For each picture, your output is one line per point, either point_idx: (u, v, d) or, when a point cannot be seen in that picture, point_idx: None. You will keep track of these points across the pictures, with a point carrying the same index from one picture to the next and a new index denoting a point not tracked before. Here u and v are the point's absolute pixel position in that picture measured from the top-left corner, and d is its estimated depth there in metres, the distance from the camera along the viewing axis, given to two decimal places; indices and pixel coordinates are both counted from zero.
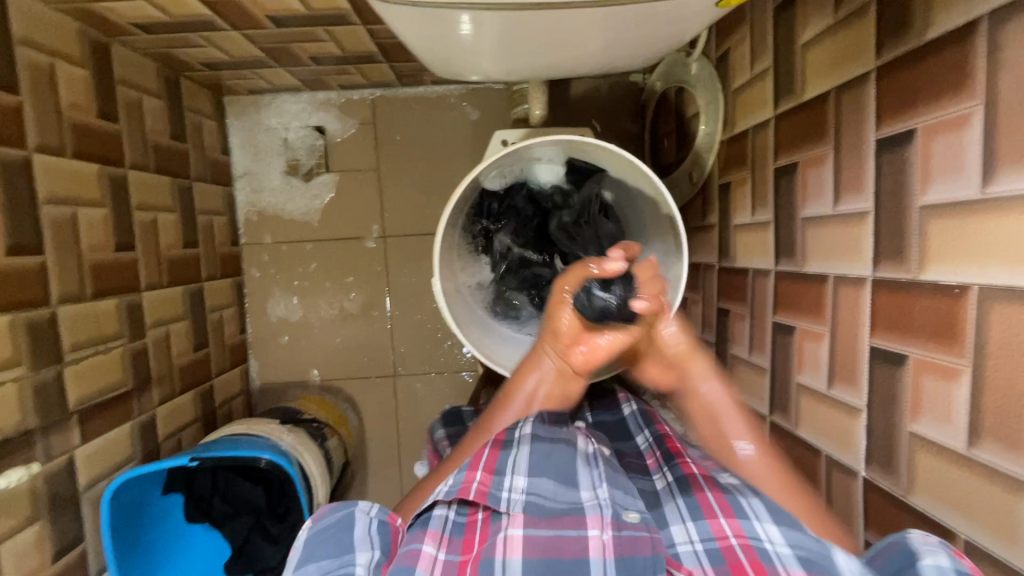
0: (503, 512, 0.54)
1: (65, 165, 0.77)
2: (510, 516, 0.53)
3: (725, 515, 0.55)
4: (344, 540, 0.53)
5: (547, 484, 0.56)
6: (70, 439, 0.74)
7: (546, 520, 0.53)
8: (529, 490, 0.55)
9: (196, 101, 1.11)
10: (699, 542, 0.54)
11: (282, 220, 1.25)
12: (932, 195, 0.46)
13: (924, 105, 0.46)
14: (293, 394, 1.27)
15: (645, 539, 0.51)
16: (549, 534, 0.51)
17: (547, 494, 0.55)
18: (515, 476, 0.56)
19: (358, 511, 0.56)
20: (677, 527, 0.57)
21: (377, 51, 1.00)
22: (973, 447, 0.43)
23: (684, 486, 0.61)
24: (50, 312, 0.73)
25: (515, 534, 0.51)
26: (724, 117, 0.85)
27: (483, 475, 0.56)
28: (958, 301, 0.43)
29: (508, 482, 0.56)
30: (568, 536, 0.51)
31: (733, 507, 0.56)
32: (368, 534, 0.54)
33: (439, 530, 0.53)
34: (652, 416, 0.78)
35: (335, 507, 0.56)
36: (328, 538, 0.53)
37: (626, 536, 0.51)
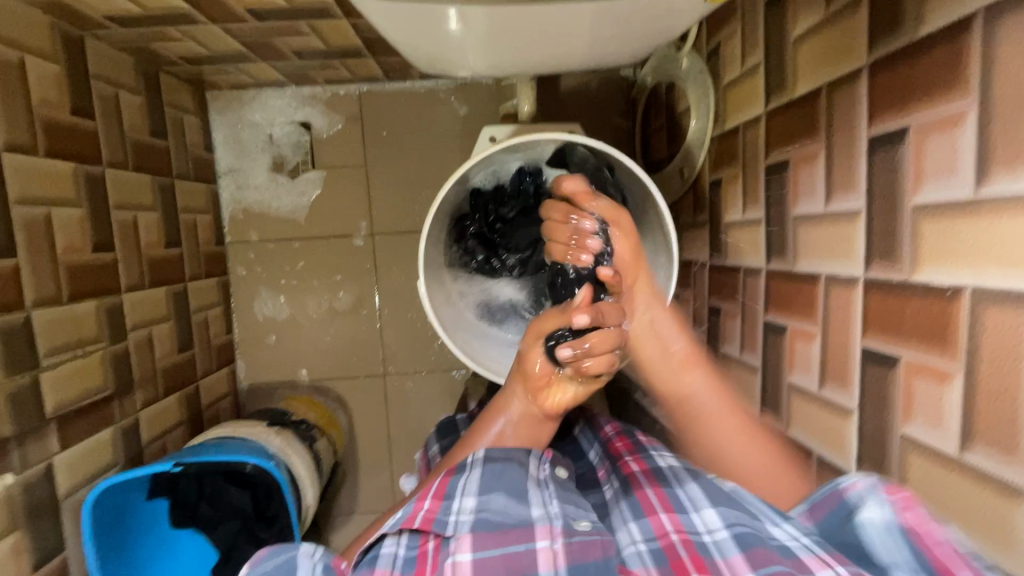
0: (450, 535, 0.51)
1: (38, 165, 0.74)
2: (456, 539, 0.50)
3: (665, 510, 0.55)
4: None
5: (498, 500, 0.54)
6: (48, 446, 0.73)
7: (494, 536, 0.50)
8: (478, 509, 0.53)
9: (176, 97, 1.09)
10: (643, 542, 0.53)
11: (268, 217, 1.22)
12: (924, 195, 0.45)
13: (918, 103, 0.45)
14: (281, 394, 1.26)
15: (595, 542, 0.50)
16: (497, 551, 0.48)
17: (497, 510, 0.53)
18: (463, 498, 0.54)
19: (300, 555, 0.50)
20: (623, 531, 0.55)
21: (362, 45, 0.98)
22: (965, 451, 0.43)
23: (626, 489, 0.61)
24: (25, 317, 0.70)
25: (463, 558, 0.47)
26: (715, 113, 0.83)
27: (431, 503, 0.54)
28: (950, 303, 0.43)
29: (455, 505, 0.54)
30: (516, 550, 0.48)
31: (672, 502, 0.56)
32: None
33: (388, 568, 0.49)
34: (598, 423, 0.79)
35: (273, 552, 0.50)
36: None
37: (575, 542, 0.49)
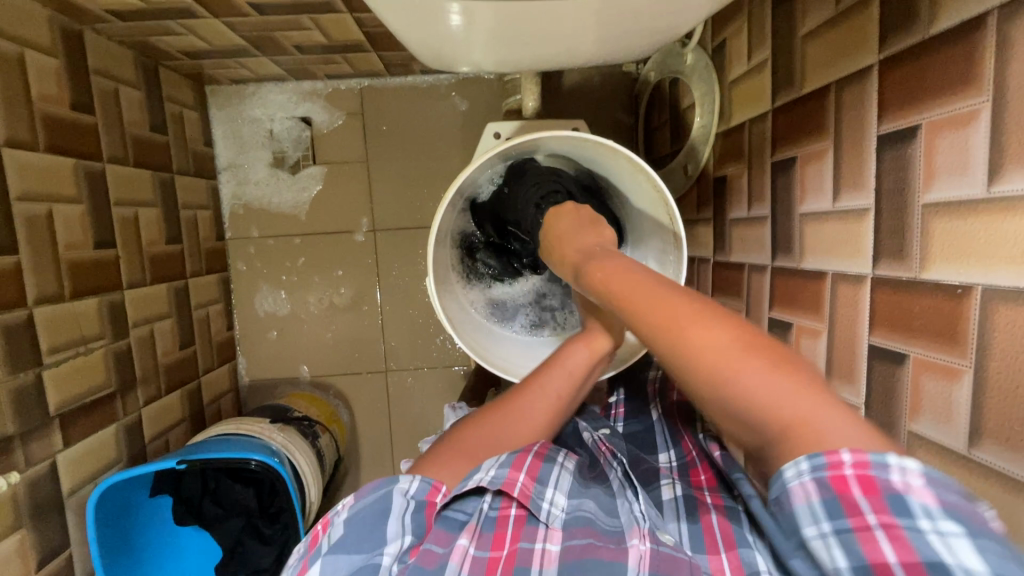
0: (541, 520, 0.60)
1: (39, 160, 0.73)
2: (548, 527, 0.59)
3: (726, 548, 0.57)
4: (379, 528, 0.57)
5: (589, 504, 0.62)
6: (52, 444, 0.72)
7: (584, 530, 0.59)
8: (569, 508, 0.61)
9: (176, 91, 1.07)
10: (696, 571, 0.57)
11: (268, 213, 1.21)
12: (935, 193, 0.45)
13: (930, 101, 0.45)
14: (283, 390, 1.26)
15: (681, 560, 0.54)
16: (581, 542, 0.57)
17: (588, 511, 0.61)
18: (556, 493, 0.61)
19: (397, 490, 0.58)
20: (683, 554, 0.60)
21: (364, 40, 0.97)
22: (975, 448, 0.43)
23: (690, 509, 0.64)
24: (27, 314, 0.70)
25: (551, 548, 0.57)
26: (720, 109, 0.83)
27: (526, 478, 0.60)
28: (961, 301, 0.43)
29: (548, 495, 0.61)
30: (603, 545, 0.57)
31: (735, 538, 0.58)
32: (401, 523, 0.57)
33: (474, 523, 0.59)
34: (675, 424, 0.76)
35: (376, 485, 0.59)
36: (365, 520, 0.57)
37: (662, 552, 0.55)
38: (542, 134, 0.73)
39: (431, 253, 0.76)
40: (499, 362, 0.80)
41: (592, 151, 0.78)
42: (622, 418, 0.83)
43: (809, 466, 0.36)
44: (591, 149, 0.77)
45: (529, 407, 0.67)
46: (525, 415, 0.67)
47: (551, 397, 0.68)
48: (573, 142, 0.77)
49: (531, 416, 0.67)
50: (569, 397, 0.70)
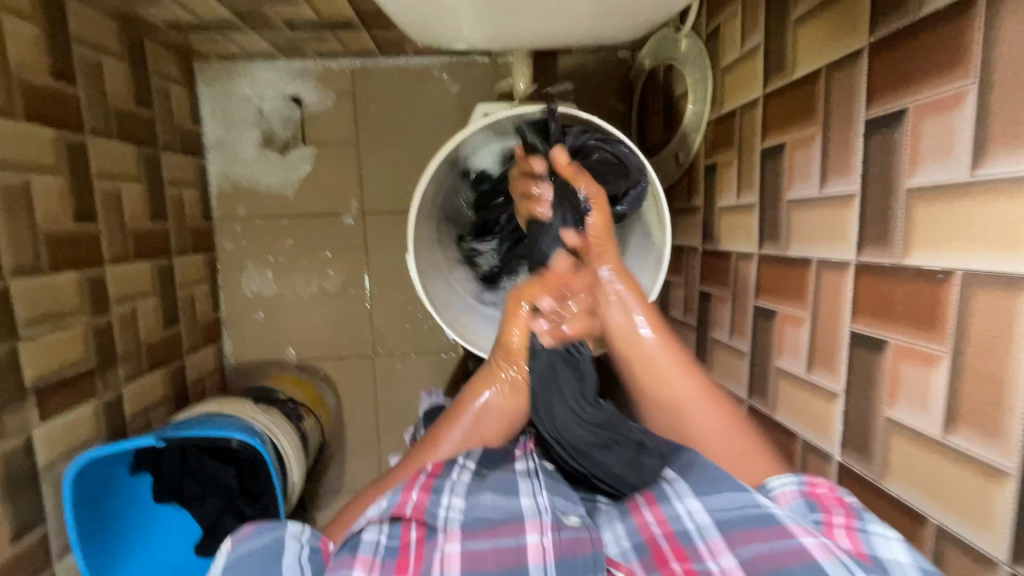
0: (439, 529, 0.54)
1: (17, 129, 0.72)
2: (446, 532, 0.53)
3: (649, 505, 0.57)
4: (272, 564, 0.51)
5: (488, 498, 0.57)
6: (28, 418, 0.71)
7: (484, 530, 0.54)
8: (467, 508, 0.56)
9: (162, 65, 1.05)
10: (626, 539, 0.56)
11: (256, 193, 1.20)
12: (919, 178, 0.45)
13: (917, 85, 0.45)
14: (268, 372, 1.25)
15: (584, 540, 0.52)
16: (490, 546, 0.52)
17: (487, 506, 0.57)
18: (452, 496, 0.56)
19: (288, 535, 0.54)
20: (610, 532, 0.58)
21: (355, 17, 0.96)
22: (950, 433, 0.43)
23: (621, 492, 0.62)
24: (2, 286, 0.69)
25: (452, 551, 0.51)
26: (713, 96, 0.83)
27: (420, 495, 0.55)
28: (940, 286, 0.43)
29: (445, 500, 0.56)
30: (507, 545, 0.52)
31: (656, 494, 0.58)
32: (300, 562, 0.52)
33: (371, 555, 0.51)
34: None
35: (261, 527, 0.54)
36: (255, 560, 0.51)
37: (566, 539, 0.53)
38: (526, 109, 0.73)
39: (412, 233, 0.75)
40: (487, 347, 0.79)
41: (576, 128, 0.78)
42: None
43: (796, 484, 0.52)
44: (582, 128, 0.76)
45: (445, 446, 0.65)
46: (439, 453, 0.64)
47: (470, 429, 0.65)
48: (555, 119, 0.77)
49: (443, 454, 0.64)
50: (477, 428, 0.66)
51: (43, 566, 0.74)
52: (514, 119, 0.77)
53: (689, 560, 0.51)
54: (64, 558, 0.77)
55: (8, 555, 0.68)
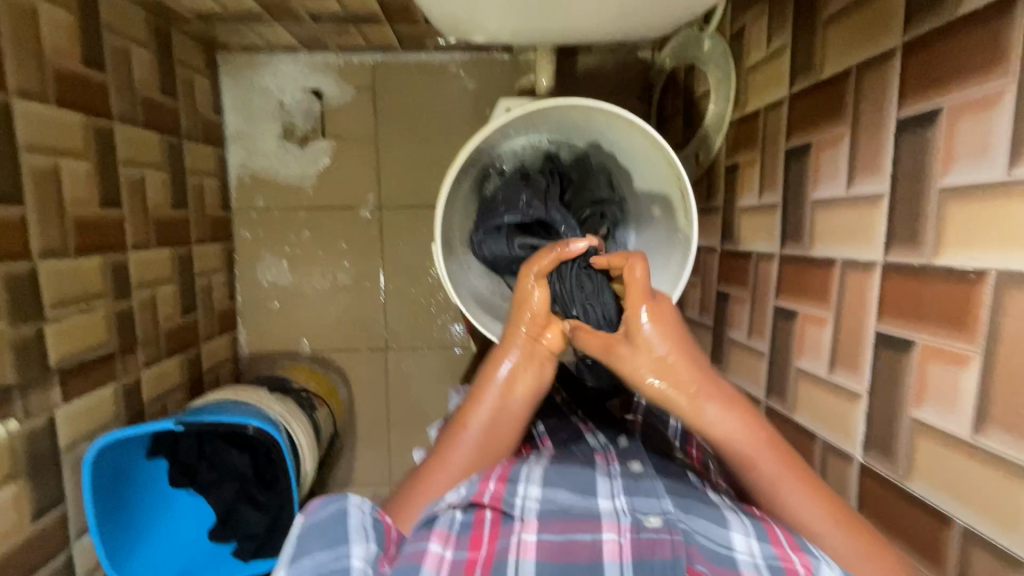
0: (516, 516, 0.53)
1: (48, 113, 0.73)
2: (523, 521, 0.53)
3: (793, 547, 0.49)
4: (339, 531, 0.50)
5: (563, 492, 0.56)
6: (50, 398, 0.72)
7: (559, 523, 0.53)
8: (544, 499, 0.55)
9: (186, 55, 1.06)
10: (760, 556, 0.49)
11: (275, 184, 1.21)
12: (953, 177, 0.45)
13: (952, 85, 0.45)
14: (281, 363, 1.26)
15: (664, 541, 0.49)
16: (559, 538, 0.51)
17: (563, 502, 0.55)
18: (529, 483, 0.56)
19: (351, 505, 0.52)
20: (736, 534, 0.51)
21: (379, 11, 0.96)
22: (979, 434, 0.43)
23: (746, 510, 0.55)
24: (30, 267, 0.70)
25: (528, 539, 0.51)
26: (735, 96, 0.83)
27: (497, 485, 0.55)
28: (973, 286, 0.42)
29: (522, 489, 0.56)
30: (581, 541, 0.51)
31: (800, 540, 0.50)
32: (364, 526, 0.51)
33: (446, 529, 0.52)
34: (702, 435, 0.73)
35: (328, 500, 0.53)
36: (324, 529, 0.50)
37: (644, 539, 0.50)
38: (555, 102, 0.72)
39: (438, 223, 0.75)
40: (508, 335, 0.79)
41: (605, 124, 0.77)
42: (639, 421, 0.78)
43: None
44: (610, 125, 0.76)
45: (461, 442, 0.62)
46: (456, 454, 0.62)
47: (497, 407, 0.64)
48: (585, 113, 0.76)
49: (464, 453, 0.62)
50: (507, 401, 0.64)
51: (60, 546, 0.74)
52: (543, 112, 0.75)
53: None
54: (81, 540, 0.78)
55: (28, 534, 0.69)
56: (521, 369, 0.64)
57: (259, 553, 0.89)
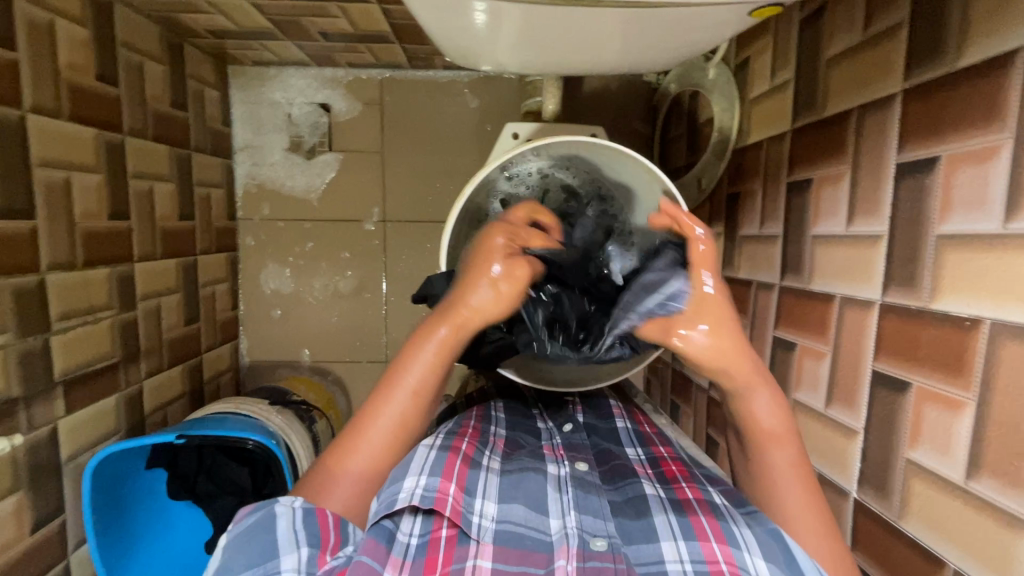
0: (473, 537, 0.54)
1: (62, 127, 0.74)
2: (479, 544, 0.53)
3: (717, 540, 0.52)
4: (268, 540, 0.51)
5: (519, 510, 0.57)
6: (54, 409, 0.73)
7: (516, 553, 0.53)
8: (499, 518, 0.56)
9: (198, 69, 1.08)
10: (689, 562, 0.51)
11: (281, 195, 1.22)
12: (950, 224, 0.46)
13: (950, 135, 0.46)
14: (282, 373, 1.26)
15: (608, 570, 0.50)
16: (516, 569, 0.51)
17: (518, 521, 0.56)
18: (484, 502, 0.57)
19: (279, 506, 0.54)
20: (666, 544, 0.53)
21: (390, 31, 0.98)
22: (972, 480, 0.43)
23: (676, 506, 0.58)
24: (38, 279, 0.70)
25: (483, 564, 0.51)
26: (739, 126, 0.84)
27: (457, 492, 0.56)
28: (968, 333, 0.43)
29: (477, 506, 0.57)
30: (534, 573, 0.51)
31: (726, 534, 0.53)
32: (294, 530, 0.52)
33: (400, 557, 0.52)
34: (646, 438, 0.75)
35: (256, 507, 0.54)
36: (253, 538, 0.51)
37: (590, 567, 0.51)
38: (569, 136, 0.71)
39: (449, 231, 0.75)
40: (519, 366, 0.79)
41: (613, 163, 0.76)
42: (583, 413, 0.81)
43: None
44: (597, 152, 0.75)
45: (407, 375, 0.62)
46: (386, 413, 0.60)
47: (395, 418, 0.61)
48: (602, 151, 0.75)
49: (396, 412, 0.61)
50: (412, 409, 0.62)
51: (57, 557, 0.74)
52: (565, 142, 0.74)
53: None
54: (78, 550, 0.78)
55: (26, 545, 0.69)
56: (453, 338, 0.62)
57: None
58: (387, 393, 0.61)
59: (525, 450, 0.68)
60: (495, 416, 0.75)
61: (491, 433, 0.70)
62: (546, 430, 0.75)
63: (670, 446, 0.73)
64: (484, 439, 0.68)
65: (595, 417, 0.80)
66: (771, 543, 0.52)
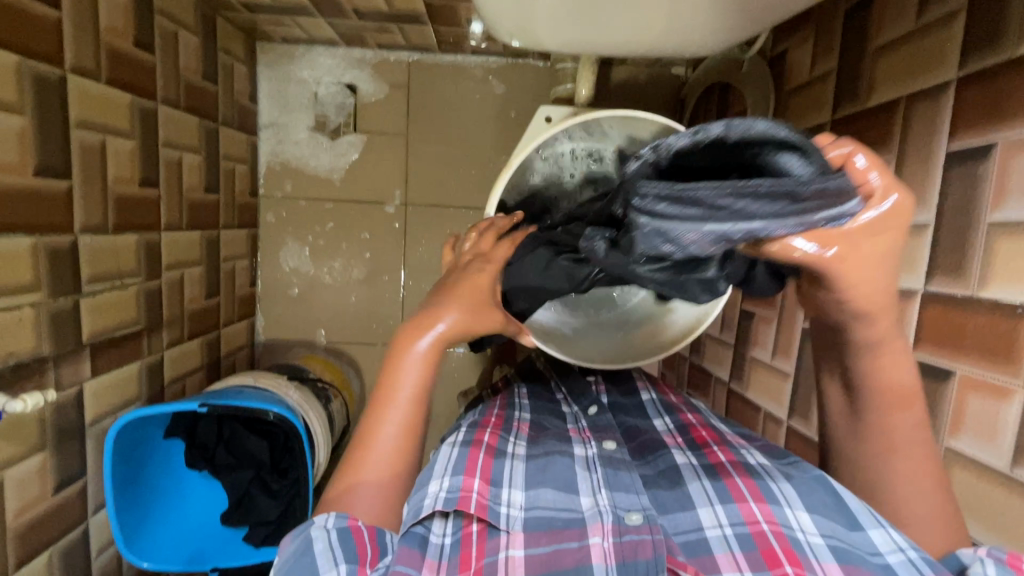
0: (502, 529, 0.53)
1: (99, 91, 0.74)
2: (509, 534, 0.52)
3: (755, 500, 0.53)
4: (308, 562, 0.49)
5: (548, 493, 0.57)
6: (80, 371, 0.73)
7: (547, 534, 0.53)
8: (527, 505, 0.55)
9: (228, 42, 1.08)
10: (728, 526, 0.52)
11: (304, 174, 1.22)
12: (1004, 211, 0.45)
13: (1007, 122, 0.45)
14: (297, 352, 1.26)
15: (645, 543, 0.50)
16: (547, 549, 0.51)
17: (548, 504, 0.56)
18: (512, 490, 0.57)
19: (315, 528, 0.52)
20: (704, 510, 0.54)
21: (423, 11, 0.97)
22: (1016, 467, 0.43)
23: (710, 471, 0.59)
24: (72, 241, 0.70)
25: (516, 555, 0.50)
26: (773, 119, 0.83)
27: (481, 484, 0.56)
28: (1019, 320, 0.43)
29: (505, 496, 0.56)
30: (569, 548, 0.51)
31: (763, 491, 0.54)
32: (330, 548, 0.50)
33: (435, 559, 0.52)
34: (673, 406, 0.76)
35: (294, 534, 0.53)
36: (294, 564, 0.50)
37: (627, 542, 0.50)
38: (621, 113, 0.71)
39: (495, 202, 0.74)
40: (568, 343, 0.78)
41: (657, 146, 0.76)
42: (607, 391, 0.82)
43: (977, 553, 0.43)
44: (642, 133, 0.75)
45: (401, 386, 0.60)
46: (388, 428, 0.59)
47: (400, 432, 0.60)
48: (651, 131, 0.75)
49: (397, 423, 0.60)
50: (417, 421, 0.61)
51: (78, 520, 0.75)
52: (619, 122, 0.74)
53: (801, 565, 0.47)
54: (97, 514, 0.78)
55: (49, 505, 0.69)
56: (434, 354, 0.61)
57: (270, 540, 0.89)
58: (382, 412, 0.60)
59: (549, 433, 0.69)
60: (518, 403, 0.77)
61: (515, 419, 0.71)
62: (571, 412, 0.76)
63: (699, 415, 0.74)
64: (507, 428, 0.68)
65: (619, 395, 0.81)
66: (811, 494, 0.53)
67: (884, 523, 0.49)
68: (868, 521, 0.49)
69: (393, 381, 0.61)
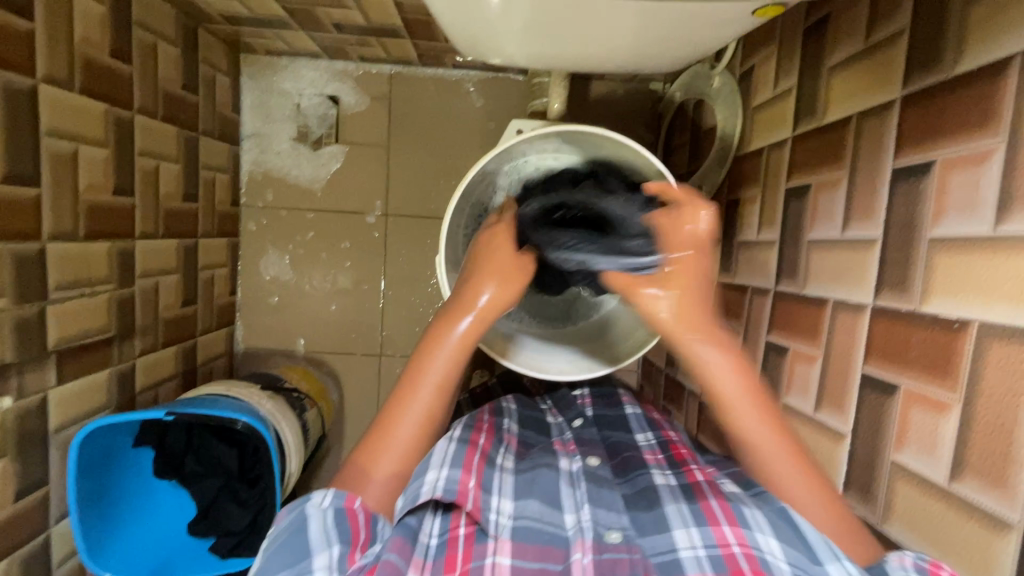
0: (491, 534, 0.54)
1: (72, 100, 0.75)
2: (496, 541, 0.53)
3: (728, 522, 0.52)
4: (300, 542, 0.50)
5: (535, 505, 0.57)
6: (45, 378, 0.73)
7: (533, 548, 0.53)
8: (516, 515, 0.56)
9: (211, 54, 1.09)
10: (702, 547, 0.51)
11: (286, 184, 1.23)
12: (943, 227, 0.46)
13: (945, 140, 0.46)
14: (276, 362, 1.26)
15: (623, 562, 0.51)
16: (533, 565, 0.51)
17: (534, 516, 0.56)
18: (501, 499, 0.57)
19: (311, 506, 0.53)
20: (679, 532, 0.53)
21: (401, 25, 0.99)
22: (955, 480, 0.43)
23: (688, 493, 0.58)
24: (39, 248, 0.71)
25: (501, 561, 0.51)
26: (741, 134, 0.85)
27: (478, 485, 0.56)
28: (956, 335, 0.44)
29: (495, 504, 0.56)
30: (553, 568, 0.51)
31: (736, 514, 0.53)
32: (325, 530, 0.51)
33: (422, 558, 0.53)
34: (657, 423, 0.76)
35: (289, 508, 0.54)
36: (286, 540, 0.50)
37: (605, 560, 0.52)
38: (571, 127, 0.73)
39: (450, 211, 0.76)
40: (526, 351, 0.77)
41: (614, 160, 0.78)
42: (591, 407, 0.81)
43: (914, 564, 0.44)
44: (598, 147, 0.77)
45: (435, 362, 0.60)
46: (411, 406, 0.59)
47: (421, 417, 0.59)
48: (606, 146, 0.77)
49: (418, 411, 0.60)
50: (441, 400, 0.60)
51: (39, 528, 0.74)
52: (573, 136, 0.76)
53: None
54: (60, 524, 0.78)
55: (9, 512, 0.69)
56: (473, 330, 0.61)
57: (236, 552, 0.88)
58: (415, 382, 0.60)
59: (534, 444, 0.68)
60: (506, 406, 0.76)
61: (505, 429, 0.69)
62: (557, 424, 0.75)
63: (680, 433, 0.73)
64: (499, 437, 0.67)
65: (604, 407, 0.80)
66: (782, 521, 0.52)
67: (841, 555, 0.48)
68: (825, 555, 0.49)
69: (427, 358, 0.61)
